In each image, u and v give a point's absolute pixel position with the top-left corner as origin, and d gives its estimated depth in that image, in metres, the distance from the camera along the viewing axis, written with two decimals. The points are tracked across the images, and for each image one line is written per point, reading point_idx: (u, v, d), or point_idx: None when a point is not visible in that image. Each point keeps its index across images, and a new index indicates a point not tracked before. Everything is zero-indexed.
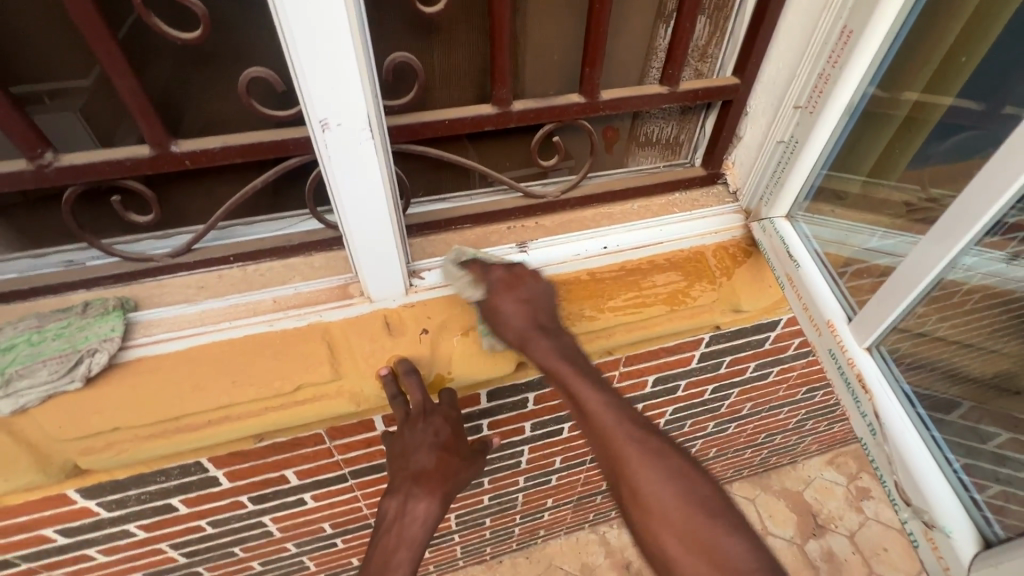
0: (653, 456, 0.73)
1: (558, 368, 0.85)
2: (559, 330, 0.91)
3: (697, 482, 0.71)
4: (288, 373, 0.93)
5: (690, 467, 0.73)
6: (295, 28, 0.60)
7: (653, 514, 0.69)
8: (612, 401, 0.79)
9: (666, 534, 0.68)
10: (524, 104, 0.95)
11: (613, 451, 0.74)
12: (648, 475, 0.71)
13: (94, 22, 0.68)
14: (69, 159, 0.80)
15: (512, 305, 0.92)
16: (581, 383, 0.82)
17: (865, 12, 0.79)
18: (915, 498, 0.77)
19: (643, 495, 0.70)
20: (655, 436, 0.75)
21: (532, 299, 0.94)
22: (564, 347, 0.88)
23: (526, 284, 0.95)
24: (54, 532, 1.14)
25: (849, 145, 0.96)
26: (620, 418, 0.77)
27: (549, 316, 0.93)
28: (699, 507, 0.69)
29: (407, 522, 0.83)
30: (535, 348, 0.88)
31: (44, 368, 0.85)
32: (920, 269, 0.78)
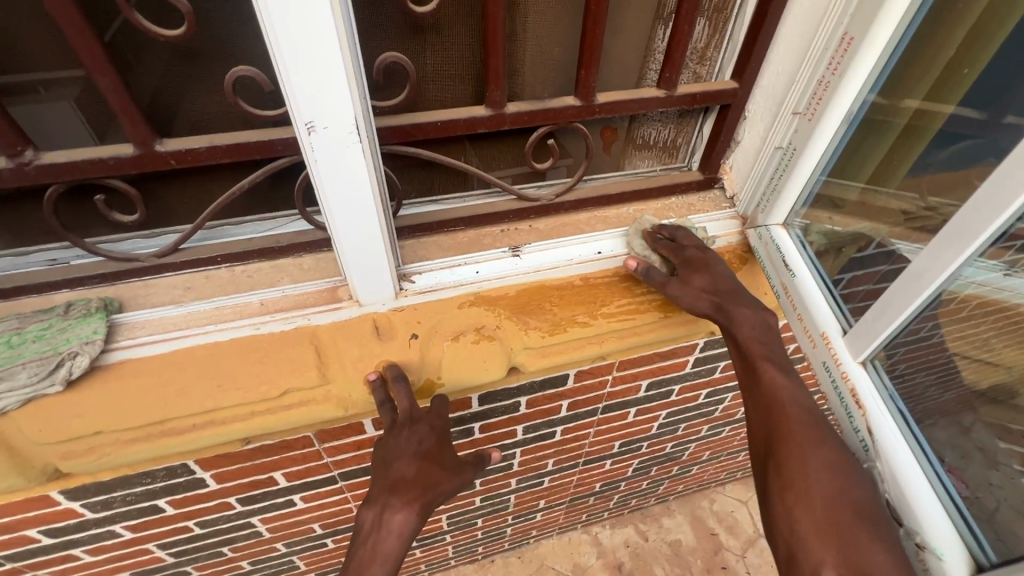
0: (820, 445, 0.76)
1: (751, 347, 0.87)
2: (763, 309, 0.92)
3: (853, 480, 0.73)
4: (275, 378, 0.91)
5: (849, 465, 0.74)
6: (277, 25, 0.58)
7: (800, 494, 0.72)
8: (795, 390, 0.82)
9: (802, 511, 0.71)
10: (518, 106, 0.93)
11: (779, 428, 0.78)
12: (810, 458, 0.74)
13: (73, 18, 0.66)
14: (50, 157, 0.78)
15: (714, 276, 0.95)
16: (769, 364, 0.84)
17: (867, 20, 0.78)
18: (906, 518, 0.75)
19: (791, 471, 0.74)
20: (825, 431, 0.77)
21: (731, 275, 0.95)
22: (765, 330, 0.89)
23: (722, 265, 0.97)
24: (38, 532, 1.12)
25: (848, 152, 0.94)
26: (798, 406, 0.80)
27: (749, 293, 0.94)
28: (846, 501, 0.71)
29: (383, 534, 0.82)
30: (733, 322, 0.90)
31: (23, 371, 0.83)
32: (919, 283, 0.76)
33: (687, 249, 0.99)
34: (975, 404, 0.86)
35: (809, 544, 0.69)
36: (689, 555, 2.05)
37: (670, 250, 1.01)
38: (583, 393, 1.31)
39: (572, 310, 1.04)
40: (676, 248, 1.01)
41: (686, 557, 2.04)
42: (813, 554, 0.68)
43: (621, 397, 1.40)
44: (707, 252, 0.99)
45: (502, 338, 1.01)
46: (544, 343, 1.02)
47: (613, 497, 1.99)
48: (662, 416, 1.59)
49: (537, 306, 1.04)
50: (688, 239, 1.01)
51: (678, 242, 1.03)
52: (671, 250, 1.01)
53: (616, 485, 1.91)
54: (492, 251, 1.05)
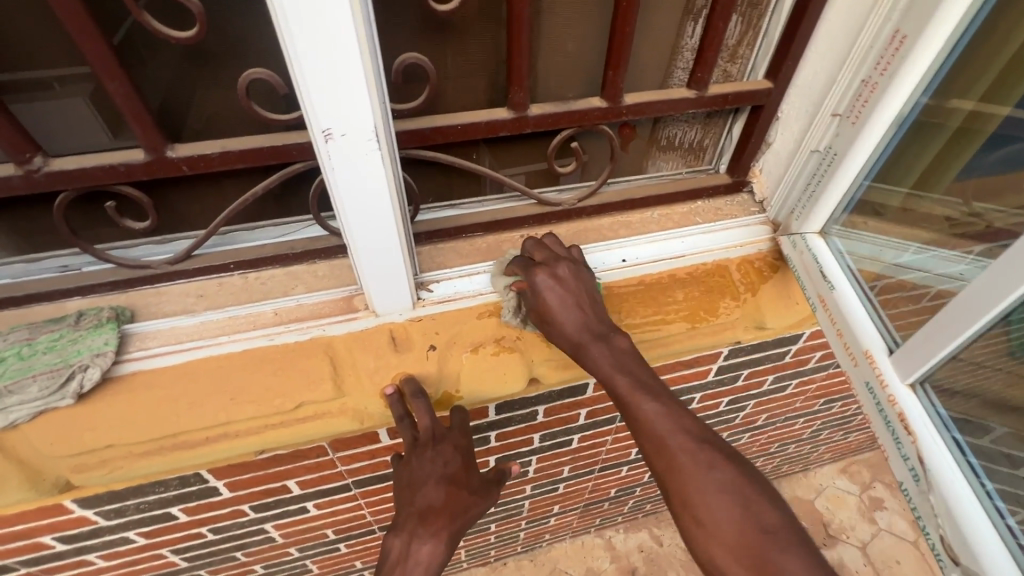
0: (710, 471, 0.68)
1: (615, 379, 0.79)
2: (613, 334, 0.84)
3: (753, 498, 0.67)
4: (288, 391, 0.89)
5: (745, 481, 0.68)
6: (294, 27, 0.54)
7: (709, 531, 0.66)
8: (670, 413, 0.74)
9: (720, 549, 0.65)
10: (541, 109, 0.89)
11: (666, 464, 0.70)
12: (704, 491, 0.67)
13: (81, 19, 0.63)
14: (60, 164, 0.75)
15: (562, 304, 0.85)
16: (636, 394, 0.76)
17: (920, 19, 0.72)
18: (964, 556, 0.71)
19: (694, 505, 0.67)
20: (711, 449, 0.70)
21: (581, 297, 0.86)
22: (622, 357, 0.81)
23: (570, 283, 0.87)
24: (52, 539, 1.11)
25: (894, 156, 0.88)
26: (676, 427, 0.73)
27: (602, 318, 0.86)
28: (756, 523, 0.65)
29: (412, 564, 0.81)
30: (590, 358, 0.82)
31: (34, 384, 0.81)
32: (982, 305, 0.71)
33: (535, 272, 0.89)
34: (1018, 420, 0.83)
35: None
36: None
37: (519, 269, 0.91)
38: (602, 401, 1.27)
39: None
40: (527, 267, 0.91)
41: (702, 563, 2.00)
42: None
43: None
44: (556, 266, 0.89)
45: (522, 350, 0.97)
46: (566, 355, 0.98)
47: (628, 502, 1.95)
48: None
49: None
50: (540, 253, 0.92)
51: (531, 258, 0.93)
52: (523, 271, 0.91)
53: (631, 490, 1.88)
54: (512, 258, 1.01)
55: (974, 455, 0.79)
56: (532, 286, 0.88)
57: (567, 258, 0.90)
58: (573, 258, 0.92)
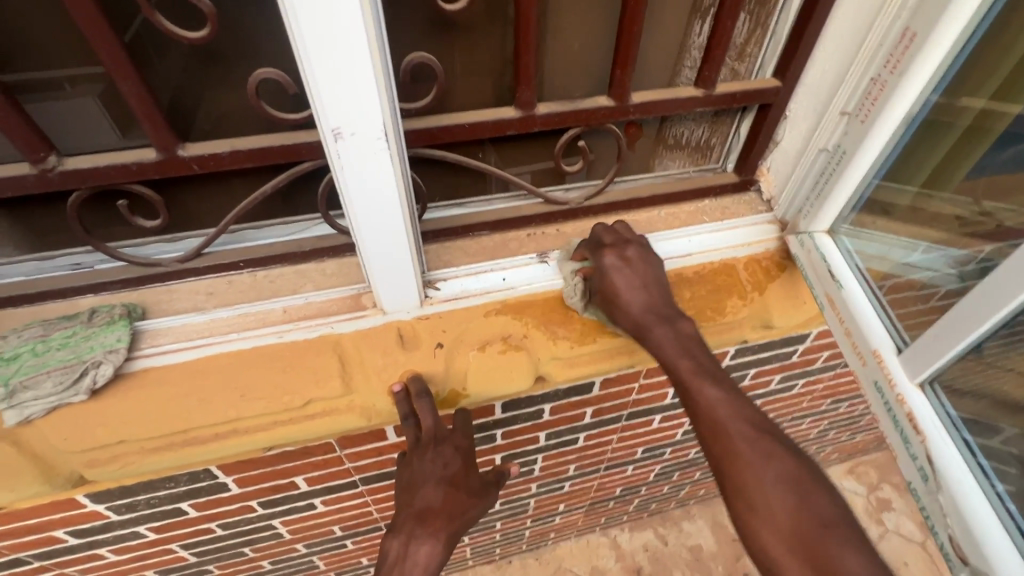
0: (769, 461, 0.68)
1: (677, 363, 0.81)
2: (679, 319, 0.86)
3: (811, 489, 0.66)
4: (297, 388, 0.90)
5: (805, 473, 0.68)
6: (304, 25, 0.54)
7: (761, 516, 0.65)
8: (732, 401, 0.75)
9: (771, 535, 0.64)
10: (549, 108, 0.89)
11: (723, 448, 0.71)
12: (762, 477, 0.67)
13: (95, 20, 0.64)
14: (73, 163, 0.76)
15: (629, 285, 0.88)
16: (697, 379, 0.77)
17: (930, 15, 0.72)
18: (973, 557, 0.71)
19: (749, 491, 0.67)
20: (773, 440, 0.70)
21: (649, 281, 0.89)
22: (686, 342, 0.83)
23: (637, 265, 0.90)
24: (65, 533, 1.13)
25: (903, 155, 0.88)
26: (737, 416, 0.73)
27: (667, 302, 0.88)
28: (812, 513, 0.64)
29: (410, 565, 0.80)
30: (654, 339, 0.84)
31: (48, 380, 0.82)
32: (993, 304, 0.70)
33: (603, 253, 0.92)
34: None
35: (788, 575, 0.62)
36: (710, 560, 2.00)
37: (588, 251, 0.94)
38: (608, 400, 1.28)
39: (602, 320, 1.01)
40: (597, 248, 0.93)
41: (708, 563, 2.00)
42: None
43: (647, 404, 1.35)
44: (624, 249, 0.92)
45: (530, 348, 0.97)
46: (572, 354, 0.98)
47: (634, 501, 1.95)
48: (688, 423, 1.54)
49: (564, 314, 1.00)
50: (609, 236, 0.94)
51: (598, 240, 0.95)
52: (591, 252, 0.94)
53: (637, 489, 1.88)
54: (518, 257, 1.01)
55: (983, 456, 0.78)
56: (597, 265, 0.91)
57: (633, 242, 0.93)
58: (640, 242, 0.94)
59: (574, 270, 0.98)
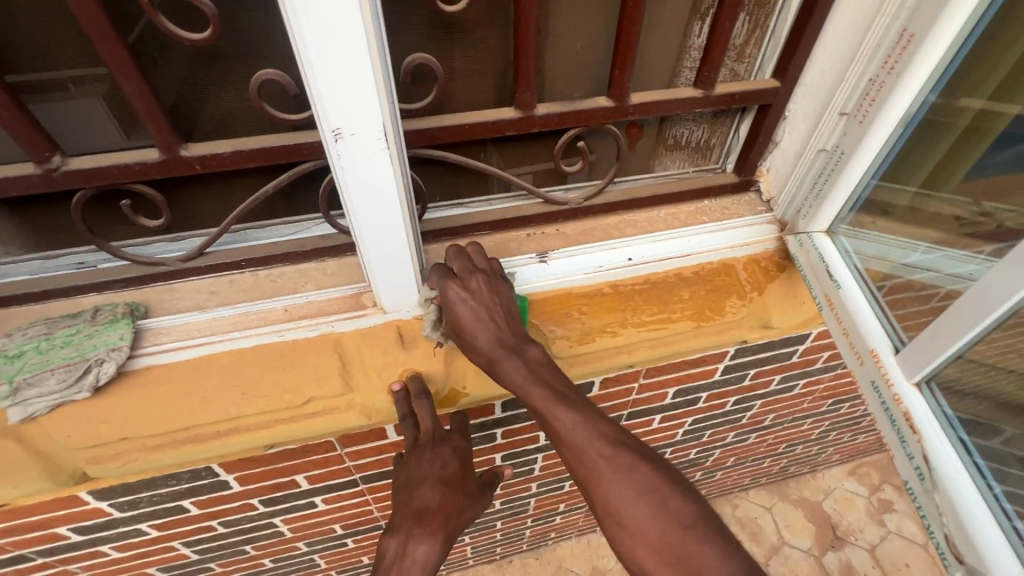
0: (628, 475, 0.69)
1: (531, 392, 0.78)
2: (527, 346, 0.82)
3: (669, 495, 0.69)
4: (299, 386, 0.91)
5: (663, 479, 0.70)
6: (306, 29, 0.55)
7: (627, 533, 0.68)
8: (586, 421, 0.73)
9: (641, 549, 0.67)
10: (548, 108, 0.89)
11: (586, 474, 0.71)
12: (624, 496, 0.68)
13: (99, 20, 0.65)
14: (78, 163, 0.77)
15: (474, 319, 0.82)
16: (552, 407, 0.75)
17: (928, 16, 0.72)
18: (970, 557, 0.71)
19: (617, 512, 0.68)
20: (626, 452, 0.71)
21: (496, 310, 0.84)
22: (536, 370, 0.80)
23: (484, 295, 0.84)
24: (67, 530, 1.14)
25: (903, 154, 0.88)
26: (594, 436, 0.72)
27: (514, 328, 0.84)
28: (672, 519, 0.67)
29: (408, 564, 0.80)
30: (503, 374, 0.80)
31: (52, 377, 0.83)
32: (990, 303, 0.70)
33: (449, 282, 0.85)
34: None
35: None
36: None
37: (435, 279, 0.86)
38: (608, 400, 1.28)
39: (601, 320, 1.02)
40: (443, 279, 0.86)
41: None
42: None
43: (647, 404, 1.36)
44: (471, 279, 0.85)
45: None
46: (571, 353, 0.99)
47: None
48: (689, 423, 1.54)
49: (562, 314, 1.01)
50: (459, 261, 0.87)
51: (450, 266, 0.88)
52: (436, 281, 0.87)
53: None
54: (518, 256, 1.02)
55: (979, 455, 0.78)
56: (443, 297, 0.85)
57: (480, 271, 0.87)
58: (490, 269, 0.88)
59: (429, 297, 0.91)
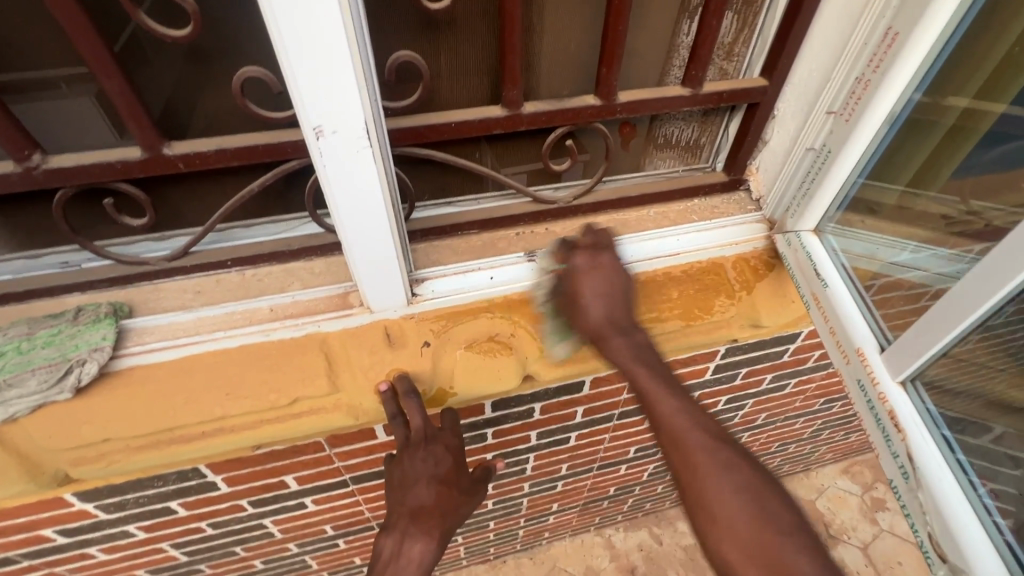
0: (727, 471, 0.69)
1: (633, 371, 0.78)
2: (636, 329, 0.83)
3: (767, 497, 0.67)
4: (285, 386, 0.90)
5: (760, 483, 0.69)
6: (284, 24, 0.55)
7: (721, 529, 0.66)
8: (691, 409, 0.74)
9: (731, 547, 0.65)
10: (536, 107, 0.89)
11: (684, 461, 0.70)
12: (722, 490, 0.67)
13: (76, 17, 0.64)
14: (58, 162, 0.76)
15: (595, 290, 0.84)
16: (656, 389, 0.76)
17: (912, 14, 0.72)
18: (952, 555, 0.71)
19: (711, 504, 0.67)
20: (727, 449, 0.70)
21: (612, 288, 0.85)
22: (643, 349, 0.80)
23: (606, 271, 0.87)
24: (54, 532, 1.13)
25: (889, 153, 0.88)
26: (696, 426, 0.72)
27: (629, 311, 0.84)
28: (769, 522, 0.65)
29: (404, 563, 0.82)
30: (609, 350, 0.80)
31: (33, 378, 0.83)
32: (973, 302, 0.70)
33: (577, 255, 0.90)
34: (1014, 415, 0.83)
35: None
36: (705, 560, 2.00)
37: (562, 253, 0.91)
38: (599, 400, 1.28)
39: None
40: (569, 250, 0.92)
41: (702, 563, 1.99)
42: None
43: (638, 403, 1.35)
44: (596, 256, 0.88)
45: (517, 347, 0.99)
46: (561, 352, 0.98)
47: (627, 500, 1.95)
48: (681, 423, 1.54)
49: None
50: (586, 238, 0.92)
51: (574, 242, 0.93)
52: (563, 253, 0.92)
53: (631, 489, 1.87)
54: (506, 256, 1.01)
55: (963, 452, 0.79)
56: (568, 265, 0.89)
57: (606, 248, 0.90)
58: (611, 247, 0.91)
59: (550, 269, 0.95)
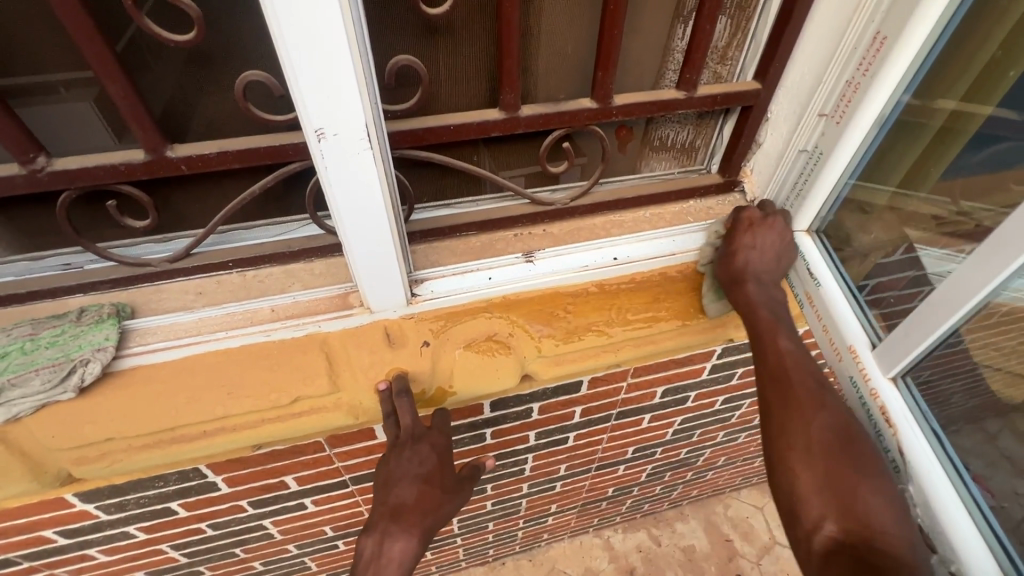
0: (822, 409, 0.77)
1: (757, 313, 0.89)
2: (772, 285, 0.93)
3: (856, 440, 0.75)
4: (286, 386, 0.92)
5: (852, 428, 0.76)
6: (286, 28, 0.56)
7: (800, 452, 0.75)
8: (800, 354, 0.84)
9: (803, 467, 0.74)
10: (533, 110, 0.90)
11: (781, 390, 0.80)
12: (811, 421, 0.76)
13: (82, 21, 0.65)
14: (62, 164, 0.77)
15: (751, 243, 0.96)
16: (775, 332, 0.86)
17: (899, 18, 0.74)
18: (943, 547, 0.72)
19: (795, 428, 0.76)
20: (828, 393, 0.79)
21: (769, 246, 0.96)
22: (773, 299, 0.91)
23: (769, 231, 0.97)
24: (54, 533, 1.13)
25: (880, 155, 0.90)
26: (804, 369, 0.82)
27: (773, 270, 0.94)
28: (849, 457, 0.73)
29: (384, 562, 0.84)
30: (742, 293, 0.92)
31: (37, 378, 0.83)
32: (960, 299, 0.72)
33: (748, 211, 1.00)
34: (1007, 411, 0.84)
35: (811, 507, 0.72)
36: (702, 561, 2.00)
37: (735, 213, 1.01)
38: (596, 400, 1.29)
39: (586, 319, 1.04)
40: (739, 210, 1.01)
41: (701, 563, 2.00)
42: (815, 514, 0.71)
43: (635, 403, 1.36)
44: (766, 218, 0.98)
45: (516, 346, 1.01)
46: (558, 351, 1.02)
47: (626, 501, 1.96)
48: (678, 423, 1.55)
49: (549, 313, 1.03)
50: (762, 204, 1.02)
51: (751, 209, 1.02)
52: (732, 216, 1.02)
53: (629, 490, 1.88)
54: (504, 257, 1.03)
55: (953, 448, 0.80)
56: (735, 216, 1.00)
57: (780, 214, 0.99)
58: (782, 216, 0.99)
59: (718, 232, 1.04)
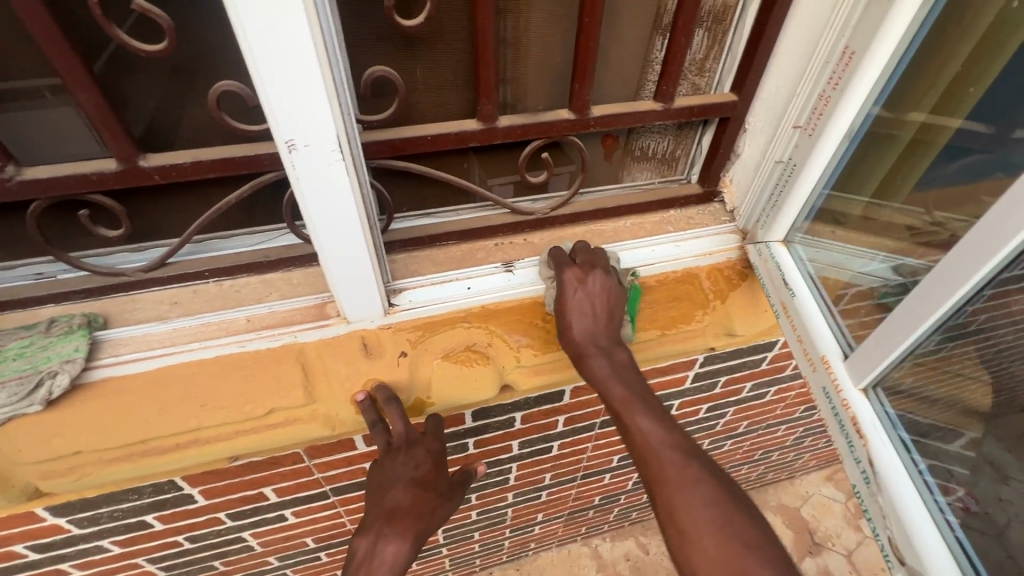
0: (696, 485, 0.70)
1: (612, 391, 0.83)
2: (615, 348, 0.89)
3: (735, 512, 0.68)
4: (259, 398, 0.91)
5: (729, 498, 0.70)
6: (257, 41, 0.56)
7: (692, 542, 0.67)
8: (664, 427, 0.78)
9: (700, 559, 0.66)
10: (511, 120, 0.91)
11: (655, 474, 0.73)
12: (690, 501, 0.69)
13: (52, 33, 0.64)
14: (32, 174, 0.76)
15: (578, 310, 0.91)
16: (631, 409, 0.80)
17: (866, 35, 0.76)
18: (909, 557, 0.72)
19: (678, 516, 0.69)
20: (697, 464, 0.73)
21: (595, 308, 0.91)
22: (620, 368, 0.86)
23: (593, 293, 0.93)
24: (25, 548, 1.11)
25: (853, 166, 0.91)
26: (669, 444, 0.75)
27: (608, 331, 0.91)
28: (737, 535, 0.66)
29: (377, 564, 0.82)
30: (591, 371, 0.87)
31: (3, 390, 0.82)
32: (926, 308, 0.73)
33: (568, 269, 0.96)
34: None
35: None
36: None
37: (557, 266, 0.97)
38: (579, 409, 1.29)
39: None
40: (561, 264, 0.97)
41: None
42: None
43: (618, 412, 1.36)
44: (588, 275, 0.95)
45: (495, 357, 1.01)
46: (537, 362, 1.01)
47: (613, 510, 1.95)
48: None
49: (528, 324, 1.03)
50: (586, 255, 0.98)
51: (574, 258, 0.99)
52: (558, 265, 0.98)
53: (616, 499, 1.87)
54: (483, 266, 1.02)
55: (920, 455, 0.81)
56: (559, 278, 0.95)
57: (598, 265, 0.96)
58: (604, 267, 0.95)
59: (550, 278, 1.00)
